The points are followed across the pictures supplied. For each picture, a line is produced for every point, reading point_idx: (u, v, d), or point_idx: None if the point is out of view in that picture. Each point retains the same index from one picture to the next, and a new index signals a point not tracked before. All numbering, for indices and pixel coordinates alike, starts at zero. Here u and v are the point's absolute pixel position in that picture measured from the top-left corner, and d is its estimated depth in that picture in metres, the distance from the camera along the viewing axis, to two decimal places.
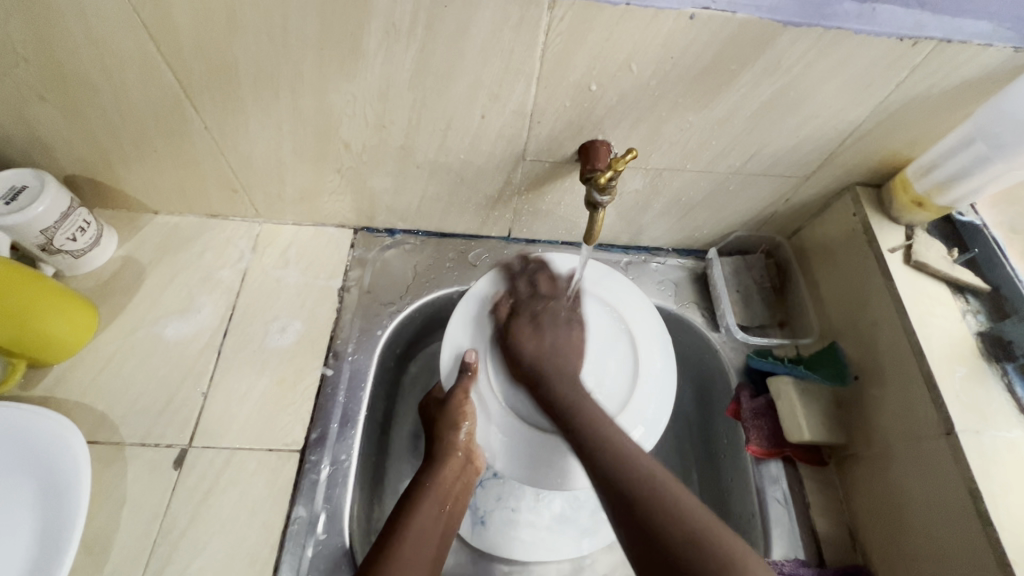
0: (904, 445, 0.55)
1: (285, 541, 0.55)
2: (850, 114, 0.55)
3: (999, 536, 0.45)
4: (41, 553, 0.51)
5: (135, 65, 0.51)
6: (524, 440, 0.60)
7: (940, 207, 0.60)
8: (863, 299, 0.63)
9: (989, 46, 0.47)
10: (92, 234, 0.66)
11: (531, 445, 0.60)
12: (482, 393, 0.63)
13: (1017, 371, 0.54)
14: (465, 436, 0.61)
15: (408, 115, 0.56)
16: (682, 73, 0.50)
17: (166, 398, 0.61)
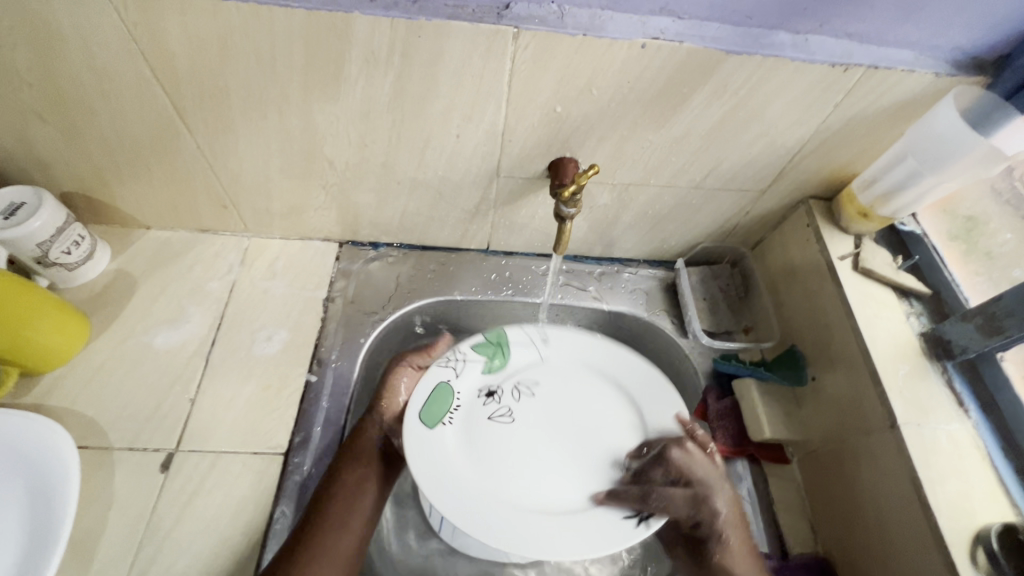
0: (857, 440, 0.59)
1: (268, 540, 0.57)
2: (796, 132, 0.60)
3: (937, 520, 0.49)
4: (28, 553, 0.52)
5: (132, 89, 0.55)
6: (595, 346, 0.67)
7: (883, 217, 0.64)
8: (818, 303, 0.67)
9: (912, 71, 0.52)
10: (86, 247, 0.69)
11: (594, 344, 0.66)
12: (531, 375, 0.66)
13: (955, 368, 0.58)
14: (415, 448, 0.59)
15: (388, 134, 0.60)
16: (638, 96, 0.55)
17: (154, 404, 0.63)
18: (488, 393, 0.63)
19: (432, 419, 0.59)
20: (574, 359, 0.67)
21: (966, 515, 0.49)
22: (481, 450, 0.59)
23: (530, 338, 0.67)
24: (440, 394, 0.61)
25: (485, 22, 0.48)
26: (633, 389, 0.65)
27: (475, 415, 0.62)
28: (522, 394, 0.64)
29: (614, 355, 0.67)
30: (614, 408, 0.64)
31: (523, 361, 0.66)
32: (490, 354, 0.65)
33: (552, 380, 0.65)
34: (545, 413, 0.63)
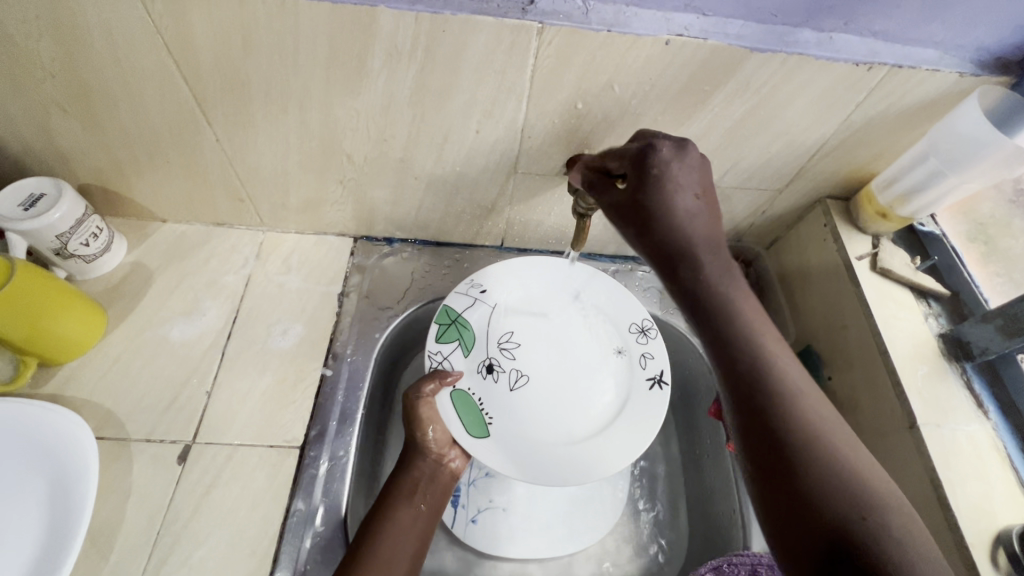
0: (875, 441, 0.58)
1: (285, 533, 0.57)
2: (816, 132, 0.60)
3: (957, 521, 0.49)
4: (48, 542, 0.53)
5: (154, 80, 0.55)
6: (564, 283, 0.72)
7: (902, 217, 0.64)
8: (836, 304, 0.66)
9: (937, 71, 0.52)
10: (103, 240, 0.69)
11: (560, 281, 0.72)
12: (500, 320, 0.68)
13: (975, 369, 0.58)
14: (433, 437, 0.61)
15: (408, 129, 0.60)
16: (660, 94, 0.55)
17: (171, 396, 0.63)
18: (484, 366, 0.65)
19: (478, 430, 0.61)
20: (518, 295, 0.71)
21: (987, 517, 0.49)
22: (522, 411, 0.63)
23: (471, 296, 0.69)
24: (462, 401, 0.62)
25: (510, 17, 0.48)
26: (582, 291, 0.72)
27: (498, 396, 0.64)
28: (509, 350, 0.66)
29: (549, 271, 0.72)
30: (580, 318, 0.70)
31: (483, 318, 0.68)
32: (457, 338, 0.66)
33: (516, 320, 0.68)
34: (531, 352, 0.67)
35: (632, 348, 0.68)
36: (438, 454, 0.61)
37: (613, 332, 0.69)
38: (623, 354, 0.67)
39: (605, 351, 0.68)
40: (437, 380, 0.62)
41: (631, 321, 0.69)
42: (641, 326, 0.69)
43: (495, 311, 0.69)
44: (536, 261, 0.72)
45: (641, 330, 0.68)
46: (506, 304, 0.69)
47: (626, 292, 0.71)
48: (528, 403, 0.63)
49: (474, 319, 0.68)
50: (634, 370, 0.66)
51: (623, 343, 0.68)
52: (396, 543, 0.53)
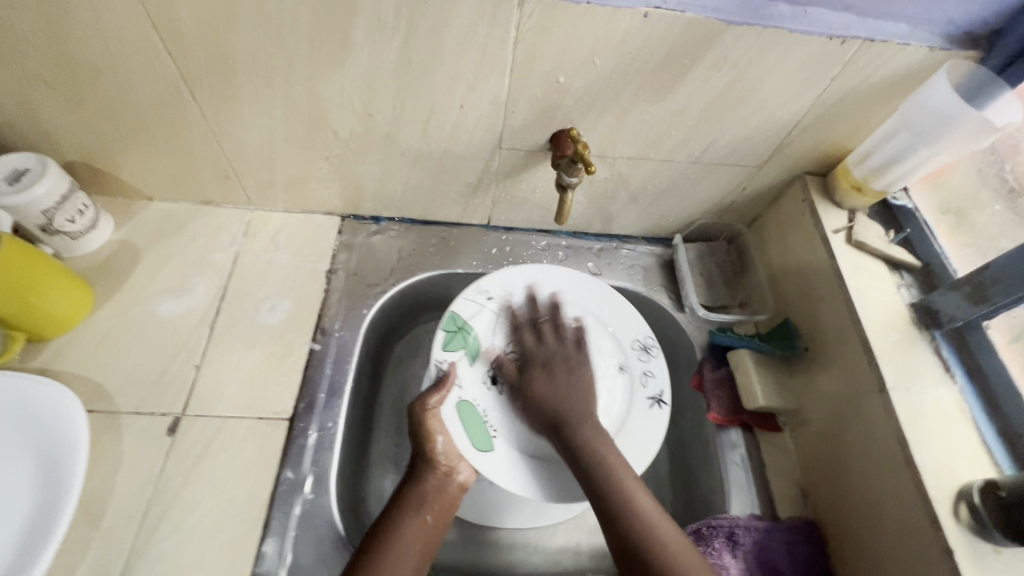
0: (848, 407, 0.60)
1: (274, 500, 0.58)
2: (792, 107, 0.61)
3: (922, 477, 0.51)
4: (39, 510, 0.53)
5: (138, 52, 0.55)
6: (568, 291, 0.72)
7: (876, 192, 0.65)
8: (813, 277, 0.68)
9: (907, 45, 0.54)
10: (89, 217, 0.69)
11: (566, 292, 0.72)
12: (506, 327, 0.69)
13: (943, 337, 0.60)
14: (442, 447, 0.62)
15: (392, 103, 0.61)
16: (639, 67, 0.56)
17: (160, 370, 0.64)
18: (490, 376, 0.67)
19: (483, 445, 0.63)
20: (524, 301, 0.71)
21: (949, 475, 0.51)
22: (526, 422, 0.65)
23: (478, 302, 0.69)
24: (466, 412, 0.64)
25: None
26: (587, 298, 0.72)
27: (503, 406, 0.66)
28: (515, 359, 0.68)
29: (556, 277, 0.72)
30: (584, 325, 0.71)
31: (486, 325, 0.69)
32: (463, 347, 0.67)
33: (523, 327, 0.69)
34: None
35: (634, 364, 0.70)
36: (447, 467, 0.61)
37: (616, 346, 0.70)
38: (625, 369, 0.69)
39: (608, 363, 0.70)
40: (439, 388, 0.63)
41: (635, 336, 0.71)
42: (643, 342, 0.71)
43: (501, 317, 0.69)
44: (538, 266, 0.72)
45: (644, 348, 0.70)
46: (511, 309, 0.70)
47: (630, 308, 0.72)
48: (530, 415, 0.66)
49: (482, 325, 0.68)
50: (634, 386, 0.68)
51: (625, 359, 0.70)
52: (400, 553, 0.55)
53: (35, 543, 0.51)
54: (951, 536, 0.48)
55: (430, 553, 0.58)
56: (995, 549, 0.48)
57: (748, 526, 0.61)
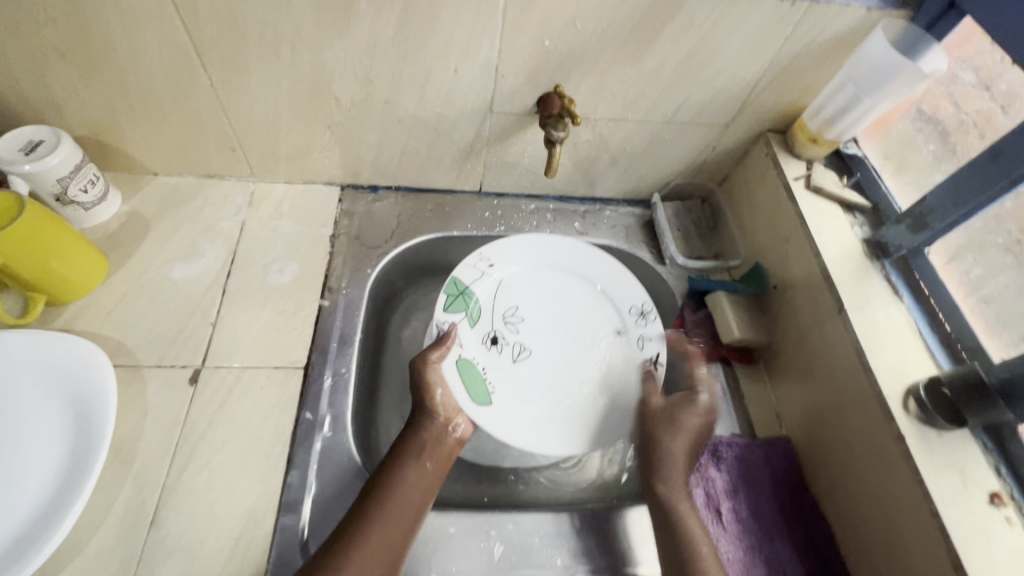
0: (812, 330, 0.68)
1: (296, 438, 0.62)
2: (752, 67, 0.68)
3: (876, 378, 0.58)
4: (73, 454, 0.56)
5: (153, 25, 0.59)
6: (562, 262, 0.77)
7: (830, 141, 0.73)
8: (778, 221, 0.75)
9: (847, 6, 0.61)
10: (99, 188, 0.72)
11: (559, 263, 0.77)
12: (503, 295, 0.74)
13: (892, 265, 0.67)
14: (441, 400, 0.64)
15: (392, 69, 0.66)
16: (616, 30, 0.62)
17: (178, 328, 0.68)
18: (490, 337, 0.71)
19: (478, 398, 0.66)
20: (520, 270, 0.76)
21: (900, 376, 0.59)
22: (520, 380, 0.69)
23: (478, 270, 0.74)
24: (465, 368, 0.67)
25: None
26: (582, 268, 0.76)
27: (501, 365, 0.69)
28: (513, 323, 0.72)
29: (553, 249, 0.77)
30: (582, 292, 0.76)
31: (486, 290, 0.73)
32: (464, 309, 0.71)
33: (519, 295, 0.74)
34: (535, 329, 0.72)
35: (631, 330, 0.72)
36: (445, 419, 0.64)
37: (612, 314, 0.74)
38: (622, 334, 0.72)
39: (606, 329, 0.73)
40: (441, 345, 0.66)
41: (632, 303, 0.74)
42: (641, 308, 0.73)
43: (501, 285, 0.74)
44: (534, 237, 0.77)
45: (641, 312, 0.72)
46: (511, 277, 0.75)
47: (625, 273, 0.75)
48: (523, 375, 0.69)
49: (481, 291, 0.73)
50: (631, 350, 0.71)
51: (622, 324, 0.73)
52: (404, 494, 0.57)
53: (72, 482, 0.54)
54: (903, 425, 0.55)
55: (433, 496, 0.59)
56: (939, 435, 0.55)
57: (730, 443, 0.67)
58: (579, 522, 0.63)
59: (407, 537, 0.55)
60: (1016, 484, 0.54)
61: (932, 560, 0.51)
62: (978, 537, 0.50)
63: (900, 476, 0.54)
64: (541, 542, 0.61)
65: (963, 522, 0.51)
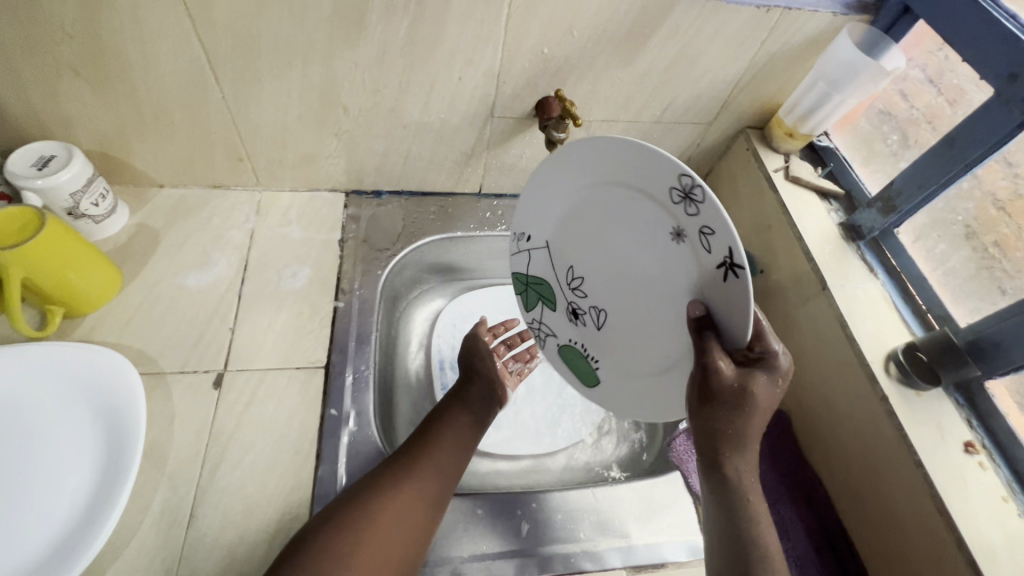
0: (797, 309, 0.74)
1: (323, 434, 0.64)
2: (733, 68, 0.74)
3: (860, 347, 0.64)
4: (106, 461, 0.57)
5: (169, 39, 0.60)
6: (583, 176, 0.57)
7: (804, 135, 0.80)
8: (761, 210, 0.81)
9: (816, 11, 0.67)
10: (109, 201, 0.73)
11: (579, 176, 0.57)
12: (557, 257, 0.65)
13: (866, 246, 0.74)
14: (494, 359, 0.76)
15: (399, 78, 0.69)
16: (609, 37, 0.67)
17: (197, 334, 0.69)
18: (570, 310, 0.66)
19: (589, 380, 0.67)
20: (554, 221, 0.63)
21: (880, 344, 0.65)
22: (614, 344, 0.62)
23: (523, 251, 0.69)
24: (568, 352, 0.69)
25: None
26: (606, 170, 0.53)
27: (593, 337, 0.65)
28: (579, 288, 0.63)
29: (574, 165, 0.56)
30: (616, 203, 0.55)
31: (543, 267, 0.67)
32: (540, 299, 0.71)
33: (572, 251, 0.62)
34: (600, 280, 0.60)
35: (686, 224, 0.48)
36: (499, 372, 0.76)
37: (658, 212, 0.51)
38: (681, 237, 0.49)
39: (659, 233, 0.51)
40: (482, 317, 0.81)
41: (669, 186, 0.48)
42: (684, 188, 0.47)
43: (551, 253, 0.65)
44: (547, 166, 0.60)
45: (685, 197, 0.47)
46: (553, 237, 0.64)
47: (641, 149, 0.48)
48: (617, 337, 0.61)
49: (542, 268, 0.68)
50: (697, 257, 0.48)
51: (676, 223, 0.49)
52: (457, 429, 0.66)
53: (108, 488, 0.55)
54: (886, 386, 0.61)
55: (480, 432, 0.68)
56: (918, 394, 0.61)
57: None
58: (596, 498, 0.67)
59: (456, 468, 0.62)
60: (986, 433, 0.60)
61: (918, 503, 0.57)
62: (955, 481, 0.56)
63: (885, 432, 0.60)
64: (563, 518, 0.65)
65: (942, 468, 0.56)
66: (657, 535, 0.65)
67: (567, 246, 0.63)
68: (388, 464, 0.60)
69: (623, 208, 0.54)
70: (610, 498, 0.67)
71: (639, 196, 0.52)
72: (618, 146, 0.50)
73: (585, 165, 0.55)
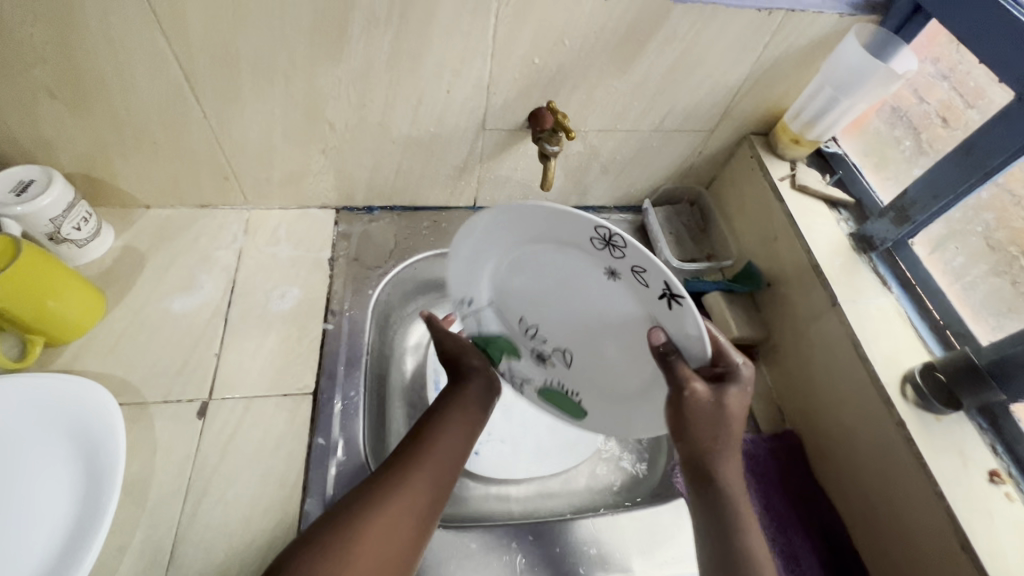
0: (807, 325, 0.70)
1: (309, 465, 0.62)
2: (735, 73, 0.71)
3: (874, 368, 0.60)
4: (85, 498, 0.55)
5: (145, 60, 0.58)
6: (502, 238, 0.55)
7: (811, 141, 0.76)
8: (767, 220, 0.78)
9: (821, 13, 0.64)
10: (93, 225, 0.72)
11: (497, 238, 0.55)
12: (502, 310, 0.62)
13: (879, 258, 0.70)
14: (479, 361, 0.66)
15: (385, 93, 0.67)
16: (604, 45, 0.64)
17: (181, 362, 0.67)
18: (535, 355, 0.62)
19: (577, 414, 0.62)
20: (491, 286, 0.61)
21: (895, 364, 0.61)
22: (589, 376, 0.58)
23: (466, 313, 0.65)
24: (550, 395, 0.63)
25: None
26: (520, 231, 0.52)
27: (566, 375, 0.60)
28: (535, 334, 0.60)
29: (492, 229, 0.55)
30: (541, 258, 0.53)
31: (489, 323, 0.64)
32: (503, 354, 0.66)
33: (516, 307, 0.60)
34: (552, 323, 0.57)
35: (614, 264, 0.47)
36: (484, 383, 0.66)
37: (584, 257, 0.49)
38: (615, 274, 0.48)
39: (593, 275, 0.50)
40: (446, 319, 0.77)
41: (586, 236, 0.47)
42: (602, 234, 0.45)
43: (497, 311, 0.62)
44: (465, 232, 0.57)
45: (607, 241, 0.45)
46: (494, 296, 0.61)
47: (547, 210, 0.47)
48: (590, 368, 0.57)
49: (493, 324, 0.64)
50: (636, 292, 0.47)
51: (605, 263, 0.47)
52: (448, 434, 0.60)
53: (84, 528, 0.53)
54: (903, 411, 0.58)
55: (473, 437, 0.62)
56: (938, 418, 0.57)
57: None
58: (594, 528, 0.64)
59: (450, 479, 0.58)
60: (1013, 461, 0.56)
61: (939, 537, 0.53)
62: (980, 514, 0.52)
63: (905, 463, 0.57)
64: (561, 550, 0.62)
65: (966, 501, 0.53)
66: (660, 568, 0.62)
67: (510, 303, 0.60)
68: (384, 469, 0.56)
69: (550, 260, 0.52)
70: (611, 528, 0.64)
71: (561, 249, 0.50)
72: (519, 207, 0.49)
73: (502, 227, 0.54)
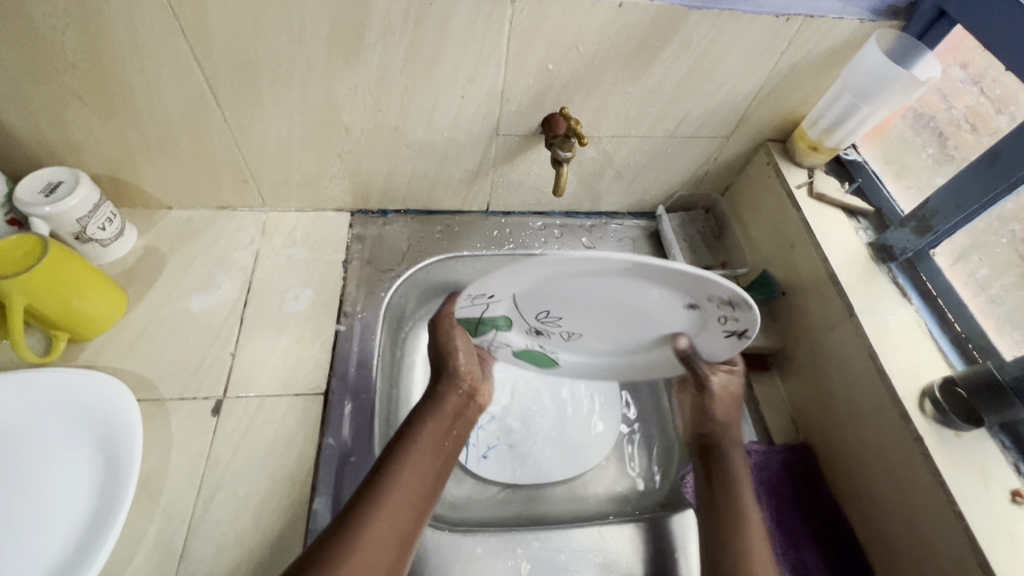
0: (824, 334, 0.69)
1: (319, 465, 0.63)
2: (752, 79, 0.70)
3: (892, 381, 0.59)
4: (102, 491, 0.57)
5: (169, 66, 0.60)
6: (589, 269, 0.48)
7: (830, 148, 0.75)
8: (783, 228, 0.77)
9: (841, 19, 0.63)
10: (117, 225, 0.74)
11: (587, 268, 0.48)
12: (521, 302, 0.56)
13: (899, 268, 0.68)
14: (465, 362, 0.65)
15: (400, 98, 0.67)
16: (618, 51, 0.64)
17: (198, 360, 0.69)
18: (531, 330, 0.61)
19: (546, 363, 0.68)
20: (524, 283, 0.52)
21: (914, 378, 0.59)
22: (580, 346, 0.63)
23: (481, 301, 0.56)
24: (525, 354, 0.66)
25: None
26: (630, 268, 0.46)
27: (556, 343, 0.63)
28: (549, 321, 0.58)
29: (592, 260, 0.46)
30: (629, 291, 0.51)
31: (500, 311, 0.58)
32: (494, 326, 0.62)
33: (544, 303, 0.54)
34: (575, 316, 0.57)
35: (700, 301, 0.51)
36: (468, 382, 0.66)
37: (677, 294, 0.51)
38: (696, 307, 0.52)
39: (672, 305, 0.52)
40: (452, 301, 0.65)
41: (709, 295, 0.50)
42: (728, 297, 0.49)
43: (517, 301, 0.55)
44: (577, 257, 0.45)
45: (729, 303, 0.50)
46: (520, 291, 0.53)
47: (688, 271, 0.46)
48: (586, 342, 0.62)
49: (500, 311, 0.57)
50: (707, 322, 0.54)
51: (697, 303, 0.52)
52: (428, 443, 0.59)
53: (101, 521, 0.55)
54: (921, 426, 0.56)
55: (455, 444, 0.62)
56: (957, 434, 0.56)
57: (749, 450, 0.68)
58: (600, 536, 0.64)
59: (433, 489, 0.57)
60: None
61: (958, 556, 0.51)
62: (1001, 535, 0.50)
63: (924, 481, 0.55)
64: (566, 558, 0.62)
65: (986, 522, 0.51)
66: None
67: (538, 302, 0.54)
68: (375, 469, 0.56)
69: (631, 293, 0.51)
70: (617, 537, 0.64)
71: (663, 288, 0.50)
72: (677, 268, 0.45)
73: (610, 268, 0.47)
